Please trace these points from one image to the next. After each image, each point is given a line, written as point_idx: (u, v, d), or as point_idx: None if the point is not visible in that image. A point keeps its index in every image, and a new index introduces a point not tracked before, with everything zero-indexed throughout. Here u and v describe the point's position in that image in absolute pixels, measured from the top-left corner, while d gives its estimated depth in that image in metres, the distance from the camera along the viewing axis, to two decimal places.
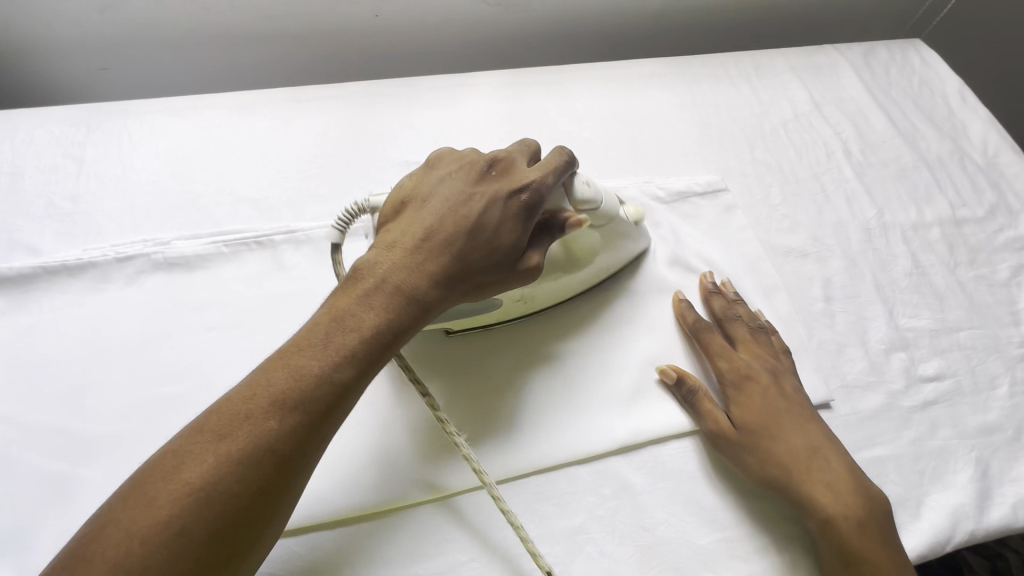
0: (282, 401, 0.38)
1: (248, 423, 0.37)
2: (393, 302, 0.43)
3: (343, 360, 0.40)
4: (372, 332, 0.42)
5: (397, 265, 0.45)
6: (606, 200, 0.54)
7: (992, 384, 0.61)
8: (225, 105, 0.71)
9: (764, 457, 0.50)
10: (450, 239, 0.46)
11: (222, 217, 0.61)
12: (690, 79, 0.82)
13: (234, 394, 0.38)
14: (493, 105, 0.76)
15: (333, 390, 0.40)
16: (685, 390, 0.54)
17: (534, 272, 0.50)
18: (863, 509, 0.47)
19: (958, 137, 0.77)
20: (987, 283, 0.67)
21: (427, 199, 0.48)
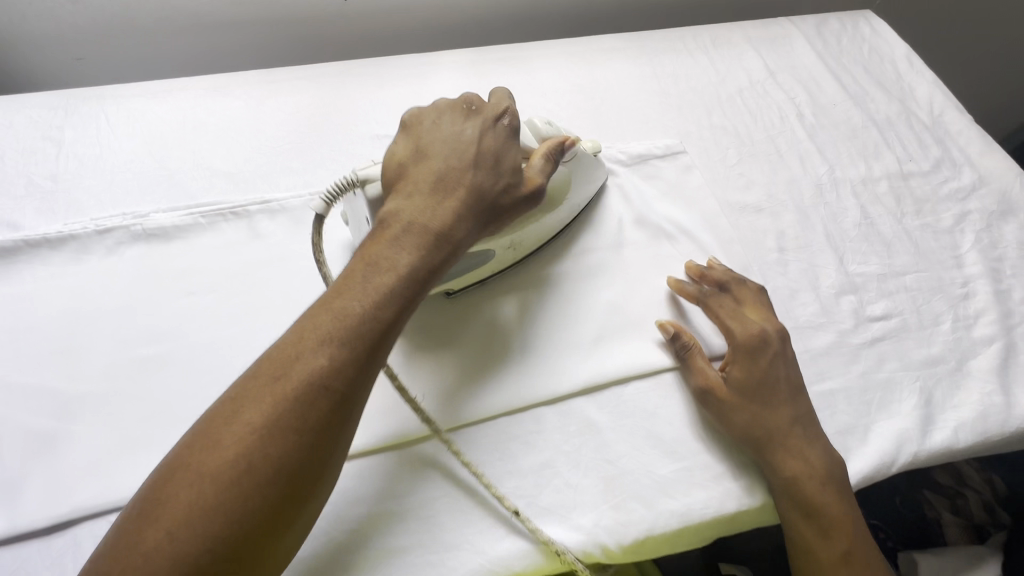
0: (331, 339, 0.41)
1: (300, 363, 0.40)
2: (423, 241, 0.46)
3: (383, 297, 0.43)
4: (406, 269, 0.44)
5: (418, 207, 0.47)
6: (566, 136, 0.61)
7: (940, 320, 0.62)
8: (198, 87, 0.75)
9: (747, 413, 0.53)
10: (461, 176, 0.49)
11: (197, 192, 0.66)
12: (651, 51, 0.85)
13: (281, 343, 0.41)
14: (459, 82, 0.79)
15: (378, 324, 0.42)
16: (679, 344, 0.57)
17: (537, 193, 0.54)
18: (825, 468, 0.52)
19: (905, 99, 0.82)
20: (933, 229, 0.69)
21: (429, 146, 0.51)
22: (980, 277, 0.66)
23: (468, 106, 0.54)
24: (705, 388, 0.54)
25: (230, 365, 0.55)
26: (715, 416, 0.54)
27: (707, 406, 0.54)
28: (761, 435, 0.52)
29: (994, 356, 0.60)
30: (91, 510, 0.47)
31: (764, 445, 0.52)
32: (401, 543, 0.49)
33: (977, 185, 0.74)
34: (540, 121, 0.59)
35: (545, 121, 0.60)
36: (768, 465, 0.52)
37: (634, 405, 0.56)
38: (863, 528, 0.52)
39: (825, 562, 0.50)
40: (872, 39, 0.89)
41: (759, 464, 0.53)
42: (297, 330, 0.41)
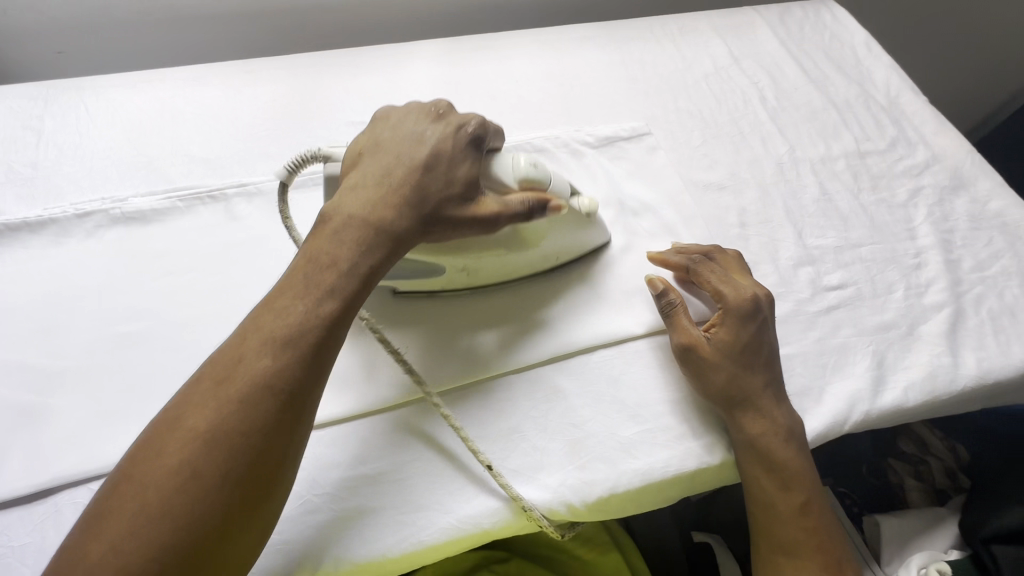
0: (272, 341, 0.41)
1: (242, 365, 0.40)
2: (363, 239, 0.45)
3: (324, 297, 0.43)
4: (347, 268, 0.44)
5: (360, 205, 0.46)
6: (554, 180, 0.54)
7: (893, 288, 0.65)
8: (176, 78, 0.77)
9: (726, 372, 0.54)
10: (404, 173, 0.48)
11: (175, 177, 0.68)
12: (620, 39, 0.87)
13: (226, 346, 0.42)
14: (433, 70, 0.81)
15: (320, 323, 0.42)
16: (665, 301, 0.58)
17: (484, 223, 0.49)
18: (789, 425, 0.54)
19: (863, 83, 0.85)
20: (887, 205, 0.72)
21: (375, 144, 0.50)
22: (931, 248, 0.69)
23: (434, 110, 0.52)
24: (687, 344, 0.55)
25: (207, 340, 0.57)
26: (696, 374, 0.55)
27: (687, 364, 0.55)
28: (735, 394, 0.54)
29: (943, 320, 0.63)
30: (72, 478, 0.49)
31: (737, 403, 0.54)
32: (370, 505, 0.50)
33: (930, 162, 0.77)
34: (523, 162, 0.52)
35: (532, 161, 0.52)
36: (735, 424, 0.54)
37: (599, 372, 0.58)
38: (818, 482, 0.55)
39: (784, 514, 0.53)
40: (833, 27, 0.92)
41: (727, 422, 0.55)
42: (241, 332, 0.42)
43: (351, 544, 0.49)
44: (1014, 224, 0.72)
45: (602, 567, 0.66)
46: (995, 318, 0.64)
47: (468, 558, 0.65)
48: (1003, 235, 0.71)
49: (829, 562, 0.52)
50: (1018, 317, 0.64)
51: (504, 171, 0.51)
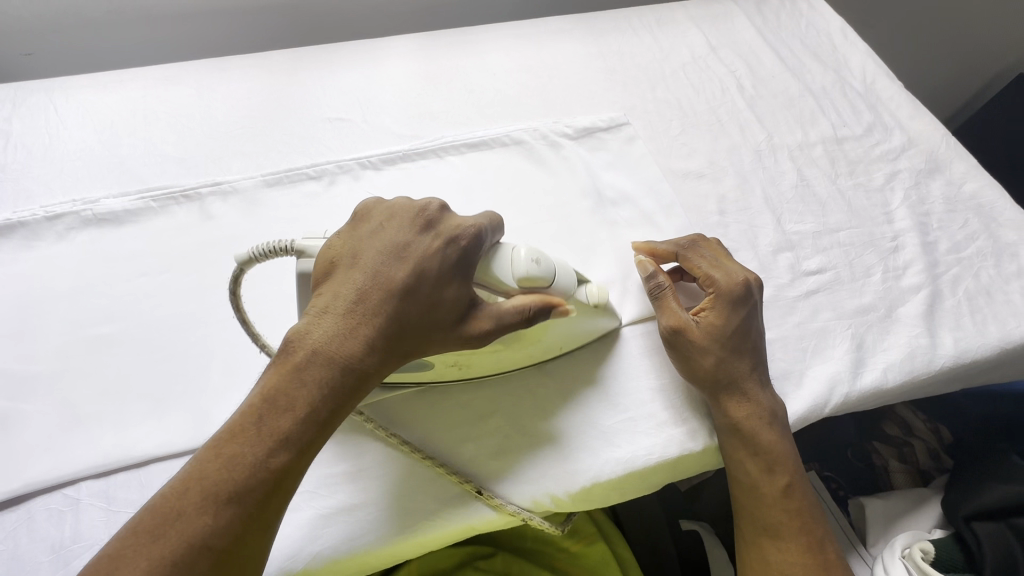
0: (216, 495, 0.37)
1: (180, 521, 0.36)
2: (329, 378, 0.41)
3: (278, 444, 0.39)
4: (306, 412, 0.40)
5: (330, 335, 0.42)
6: (558, 272, 0.50)
7: (871, 272, 0.66)
8: (149, 77, 0.76)
9: (715, 356, 0.54)
10: (385, 302, 0.43)
11: (148, 177, 0.67)
12: (597, 31, 0.87)
13: (167, 490, 0.37)
14: (410, 64, 0.80)
15: (268, 478, 0.38)
16: (655, 283, 0.57)
17: (478, 339, 0.45)
18: (771, 410, 0.54)
19: (840, 70, 0.86)
20: (865, 189, 0.73)
21: (358, 257, 0.44)
22: (908, 231, 0.69)
23: (423, 213, 0.47)
24: (677, 327, 0.54)
25: (183, 341, 0.56)
26: (684, 358, 0.54)
27: (675, 348, 0.55)
28: (723, 378, 0.54)
29: (921, 302, 0.64)
30: (45, 484, 0.48)
31: (724, 387, 0.54)
32: (349, 501, 0.50)
33: (906, 146, 0.77)
34: (523, 257, 0.48)
35: (533, 256, 0.48)
36: (720, 408, 0.54)
37: (582, 362, 0.58)
38: (800, 465, 0.55)
39: (767, 496, 0.53)
40: (809, 15, 0.93)
41: (711, 406, 0.55)
42: (185, 475, 0.38)
43: (331, 544, 0.48)
44: (989, 205, 0.73)
45: (589, 559, 0.66)
46: (971, 298, 0.65)
47: (454, 556, 0.65)
48: (978, 216, 0.72)
49: (812, 544, 0.52)
50: (994, 297, 0.65)
51: (501, 269, 0.47)
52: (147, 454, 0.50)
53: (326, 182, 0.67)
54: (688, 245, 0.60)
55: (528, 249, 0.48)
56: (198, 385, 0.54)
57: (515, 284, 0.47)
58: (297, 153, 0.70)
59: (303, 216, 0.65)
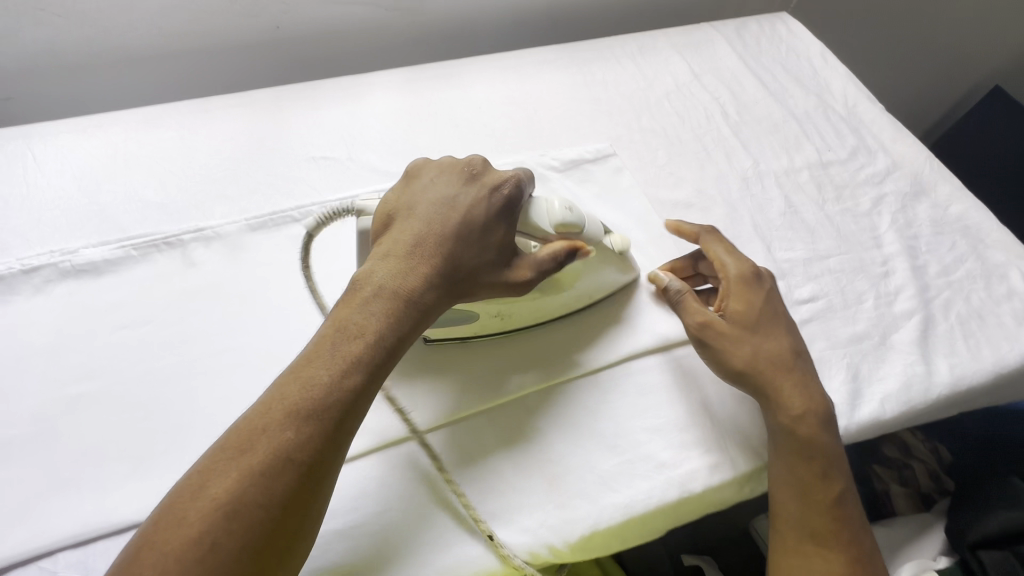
0: (300, 410, 0.40)
1: (267, 435, 0.39)
2: (394, 309, 0.46)
3: (353, 366, 0.42)
4: (376, 338, 0.44)
5: (392, 274, 0.47)
6: (589, 223, 0.55)
7: (863, 298, 0.65)
8: (130, 121, 0.75)
9: (748, 343, 0.54)
10: (439, 245, 0.49)
11: (130, 225, 0.65)
12: (581, 60, 0.88)
13: (253, 412, 0.40)
14: (395, 100, 0.80)
15: (345, 395, 0.42)
16: (674, 288, 0.59)
17: (520, 286, 0.51)
18: (818, 400, 0.53)
19: (822, 93, 0.87)
20: (852, 214, 0.73)
21: (412, 210, 0.51)
22: (898, 256, 0.69)
23: (467, 169, 0.54)
24: (705, 322, 0.56)
25: (166, 395, 0.54)
26: (724, 347, 0.55)
27: (709, 345, 0.55)
28: (759, 367, 0.54)
29: (914, 328, 0.63)
30: (17, 558, 0.46)
31: (765, 378, 0.54)
32: (338, 559, 0.48)
33: (891, 169, 0.78)
34: (558, 207, 0.53)
35: (567, 206, 0.53)
36: (767, 402, 0.53)
37: (579, 403, 0.56)
38: (850, 473, 0.53)
39: (820, 504, 0.51)
40: (788, 40, 0.94)
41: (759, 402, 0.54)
42: (268, 398, 0.41)
43: None
44: (975, 225, 0.73)
45: None
46: (963, 322, 0.64)
47: None
48: (965, 238, 0.72)
49: (859, 552, 0.50)
50: (985, 320, 0.65)
51: (540, 217, 0.53)
52: (127, 520, 0.48)
53: (312, 224, 0.66)
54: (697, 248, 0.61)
55: (562, 199, 0.54)
56: (182, 442, 0.52)
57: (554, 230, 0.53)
58: (282, 195, 0.69)
59: (288, 260, 0.64)
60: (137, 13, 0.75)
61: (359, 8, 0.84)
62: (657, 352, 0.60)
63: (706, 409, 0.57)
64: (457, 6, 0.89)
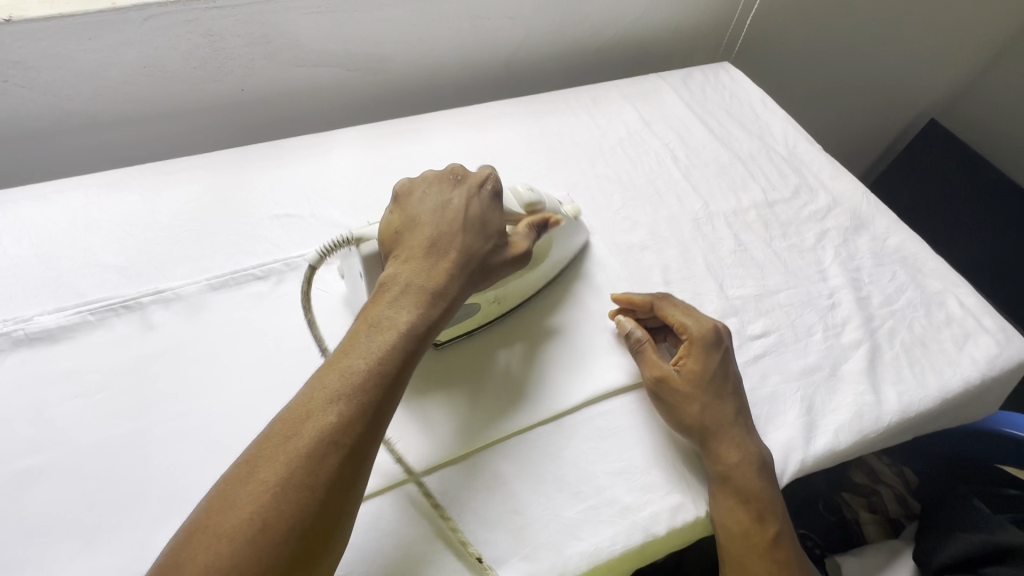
0: (342, 397, 0.43)
1: (311, 421, 0.41)
2: (420, 300, 0.49)
3: (387, 352, 0.46)
4: (406, 327, 0.48)
5: (415, 271, 0.51)
6: (547, 201, 0.66)
7: (813, 331, 0.68)
8: (92, 184, 0.75)
9: (700, 401, 0.57)
10: (453, 243, 0.54)
11: (89, 289, 0.65)
12: (537, 112, 0.92)
13: (295, 402, 0.43)
14: (358, 155, 0.83)
15: (384, 379, 0.45)
16: (635, 339, 0.61)
17: (522, 257, 0.59)
18: (758, 453, 0.56)
19: (764, 136, 0.93)
20: (798, 249, 0.77)
21: (418, 218, 0.55)
22: (842, 288, 0.73)
23: (460, 176, 0.59)
24: (661, 377, 0.58)
25: (118, 465, 0.53)
26: (675, 404, 0.57)
27: (661, 400, 0.58)
28: (709, 424, 0.56)
29: (862, 358, 0.66)
30: None
31: (712, 433, 0.56)
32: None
33: (832, 206, 0.83)
34: (522, 190, 0.64)
35: (527, 187, 0.64)
36: (711, 455, 0.55)
37: (540, 452, 0.56)
38: (786, 514, 0.56)
39: (757, 545, 0.54)
40: (732, 87, 1.01)
41: (702, 453, 0.56)
42: (308, 390, 0.44)
43: None
44: (913, 257, 0.78)
45: None
46: (908, 350, 0.67)
47: None
48: (904, 268, 0.76)
49: None
50: (928, 346, 0.68)
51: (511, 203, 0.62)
52: None
53: (273, 281, 0.67)
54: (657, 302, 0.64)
55: (521, 184, 0.65)
56: (134, 514, 0.51)
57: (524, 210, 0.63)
58: (245, 253, 0.70)
59: (249, 318, 0.64)
60: (101, 81, 0.77)
61: (322, 70, 0.88)
62: (617, 396, 0.61)
63: (666, 449, 0.58)
64: (417, 64, 0.94)
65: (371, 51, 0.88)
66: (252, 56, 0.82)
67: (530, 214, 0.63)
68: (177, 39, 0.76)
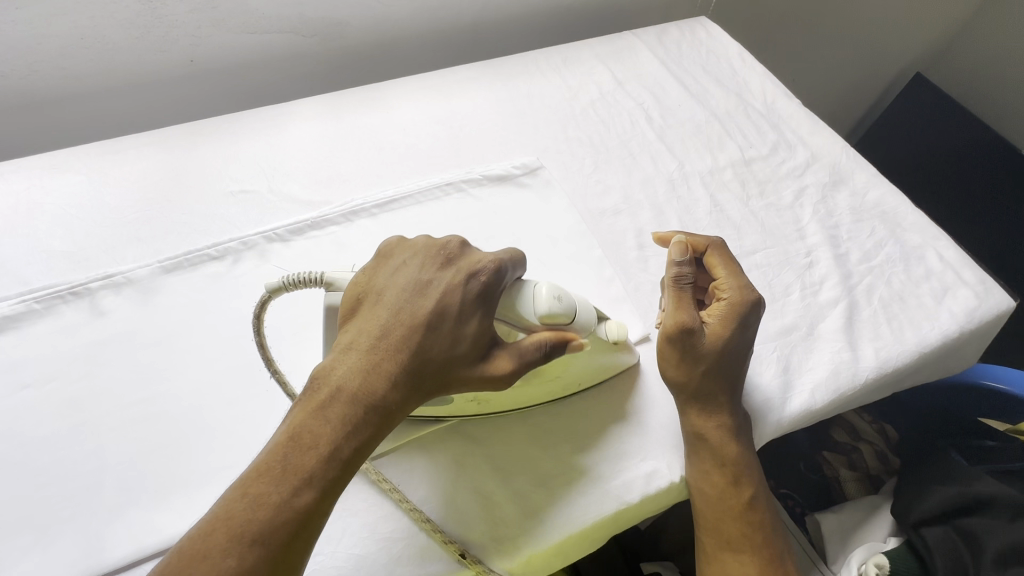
0: (246, 535, 0.36)
1: (206, 562, 0.35)
2: (353, 415, 0.42)
3: (302, 484, 0.39)
4: (330, 451, 0.40)
5: (354, 375, 0.43)
6: (578, 309, 0.51)
7: (790, 290, 0.66)
8: (33, 167, 0.71)
9: (706, 364, 0.54)
10: (408, 338, 0.45)
11: (35, 276, 0.62)
12: (506, 74, 0.88)
13: (197, 529, 0.37)
14: (316, 126, 0.79)
15: (294, 518, 0.38)
16: (680, 272, 0.57)
17: (501, 381, 0.47)
18: (734, 420, 0.55)
19: (741, 93, 0.89)
20: (776, 208, 0.75)
21: (378, 298, 0.47)
22: (821, 245, 0.71)
23: (447, 254, 0.49)
24: (687, 324, 0.55)
25: (71, 457, 0.51)
26: (682, 355, 0.55)
27: (673, 343, 0.55)
28: (701, 389, 0.54)
29: (840, 316, 0.64)
30: None
31: (696, 397, 0.54)
32: None
33: (810, 161, 0.80)
34: (545, 294, 0.49)
35: (554, 292, 0.49)
36: (686, 418, 0.55)
37: (516, 430, 0.55)
38: (762, 476, 0.56)
39: (733, 507, 0.53)
40: (708, 42, 0.97)
41: (680, 413, 0.55)
42: (211, 516, 0.37)
43: None
44: (892, 211, 0.76)
45: None
46: (887, 306, 0.66)
47: None
48: (883, 223, 0.75)
49: (771, 557, 0.53)
50: (907, 302, 0.67)
51: (524, 307, 0.49)
52: None
53: (230, 261, 0.64)
54: (711, 252, 0.61)
55: (550, 286, 0.50)
56: (90, 506, 0.49)
57: (538, 320, 0.49)
58: (199, 233, 0.67)
59: (206, 300, 0.61)
60: (35, 57, 0.72)
61: (275, 37, 0.83)
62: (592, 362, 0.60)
63: (641, 416, 0.56)
64: (377, 28, 0.89)
65: (326, 15, 0.83)
66: (197, 24, 0.77)
67: (544, 325, 0.49)
68: (113, 6, 0.71)
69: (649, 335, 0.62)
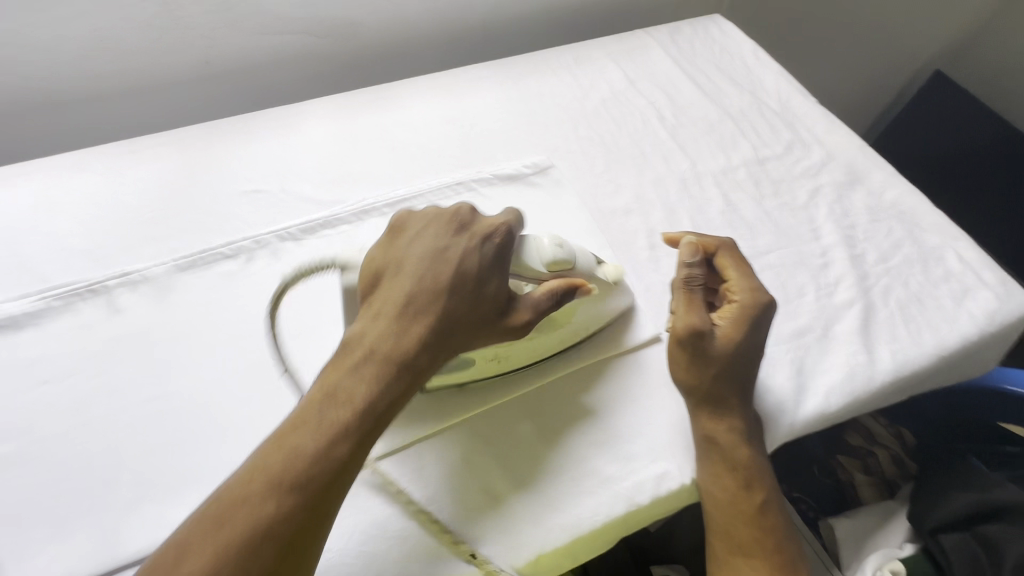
0: (281, 484, 0.38)
1: (245, 508, 0.37)
2: (383, 373, 0.43)
3: (336, 436, 0.40)
4: (362, 406, 0.41)
5: (382, 336, 0.44)
6: (578, 257, 0.54)
7: (805, 291, 0.65)
8: (53, 166, 0.73)
9: (717, 368, 0.54)
10: (434, 300, 0.46)
11: (54, 273, 0.63)
12: (517, 74, 0.88)
13: (235, 480, 0.38)
14: (329, 126, 0.79)
15: (330, 466, 0.39)
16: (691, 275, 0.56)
17: (523, 329, 0.49)
18: (746, 423, 0.54)
19: (755, 91, 0.88)
20: (790, 208, 0.74)
21: (400, 265, 0.48)
22: (836, 246, 0.70)
23: (460, 220, 0.50)
24: (698, 328, 0.54)
25: (88, 451, 0.52)
26: (693, 358, 0.54)
27: (683, 346, 0.54)
28: (712, 393, 0.54)
29: (856, 318, 0.63)
30: None
31: (708, 400, 0.54)
32: None
33: (826, 161, 0.79)
34: (549, 244, 0.52)
35: (556, 241, 0.53)
36: (698, 421, 0.54)
37: (527, 431, 0.55)
38: (774, 480, 0.55)
39: (744, 511, 0.53)
40: (722, 40, 0.96)
41: (691, 416, 0.55)
42: (249, 468, 0.39)
43: None
44: (910, 211, 0.75)
45: None
46: (904, 308, 0.65)
47: None
48: (901, 223, 0.73)
49: (783, 563, 0.52)
50: (925, 304, 0.66)
51: (532, 257, 0.51)
52: None
53: (243, 260, 0.65)
54: (721, 254, 0.60)
55: (550, 236, 0.53)
56: (105, 499, 0.50)
57: (546, 268, 0.52)
58: (213, 232, 0.68)
59: (219, 298, 0.62)
60: (56, 58, 0.73)
61: (289, 38, 0.84)
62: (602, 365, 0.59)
63: (652, 420, 0.56)
64: (389, 28, 0.89)
65: (338, 16, 0.84)
66: (213, 25, 0.78)
67: (552, 273, 0.52)
68: (132, 9, 0.73)
69: (660, 335, 0.61)
